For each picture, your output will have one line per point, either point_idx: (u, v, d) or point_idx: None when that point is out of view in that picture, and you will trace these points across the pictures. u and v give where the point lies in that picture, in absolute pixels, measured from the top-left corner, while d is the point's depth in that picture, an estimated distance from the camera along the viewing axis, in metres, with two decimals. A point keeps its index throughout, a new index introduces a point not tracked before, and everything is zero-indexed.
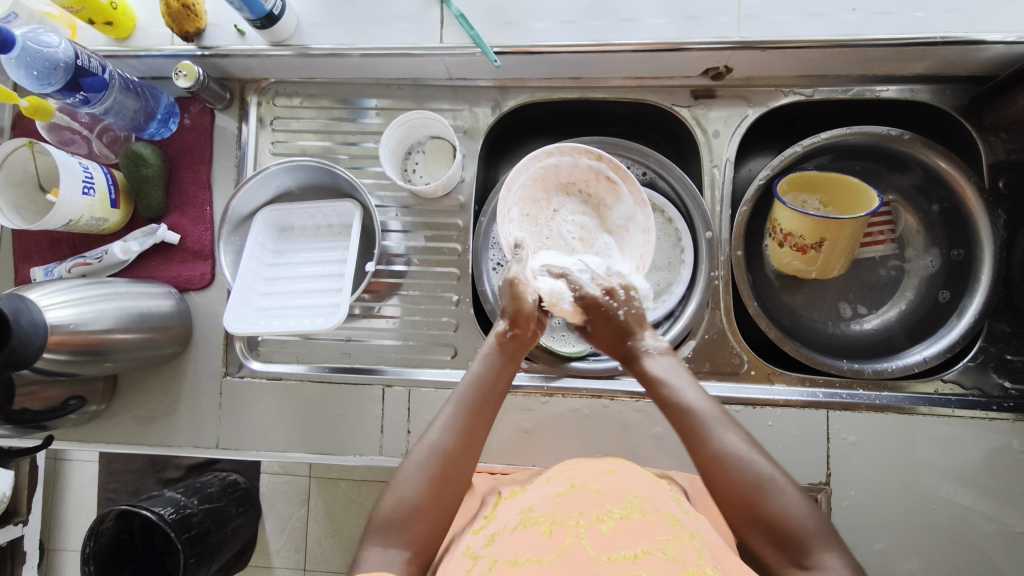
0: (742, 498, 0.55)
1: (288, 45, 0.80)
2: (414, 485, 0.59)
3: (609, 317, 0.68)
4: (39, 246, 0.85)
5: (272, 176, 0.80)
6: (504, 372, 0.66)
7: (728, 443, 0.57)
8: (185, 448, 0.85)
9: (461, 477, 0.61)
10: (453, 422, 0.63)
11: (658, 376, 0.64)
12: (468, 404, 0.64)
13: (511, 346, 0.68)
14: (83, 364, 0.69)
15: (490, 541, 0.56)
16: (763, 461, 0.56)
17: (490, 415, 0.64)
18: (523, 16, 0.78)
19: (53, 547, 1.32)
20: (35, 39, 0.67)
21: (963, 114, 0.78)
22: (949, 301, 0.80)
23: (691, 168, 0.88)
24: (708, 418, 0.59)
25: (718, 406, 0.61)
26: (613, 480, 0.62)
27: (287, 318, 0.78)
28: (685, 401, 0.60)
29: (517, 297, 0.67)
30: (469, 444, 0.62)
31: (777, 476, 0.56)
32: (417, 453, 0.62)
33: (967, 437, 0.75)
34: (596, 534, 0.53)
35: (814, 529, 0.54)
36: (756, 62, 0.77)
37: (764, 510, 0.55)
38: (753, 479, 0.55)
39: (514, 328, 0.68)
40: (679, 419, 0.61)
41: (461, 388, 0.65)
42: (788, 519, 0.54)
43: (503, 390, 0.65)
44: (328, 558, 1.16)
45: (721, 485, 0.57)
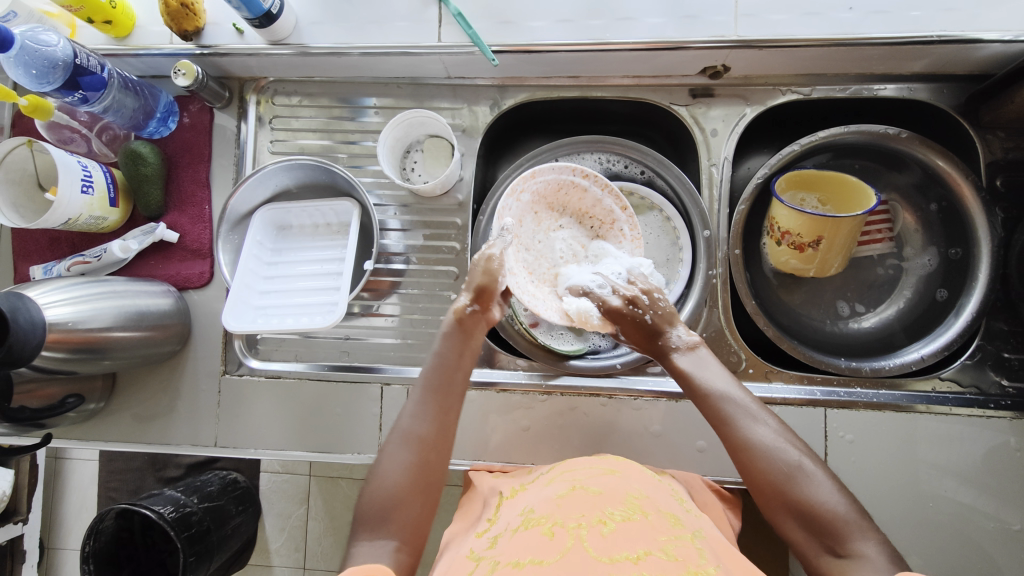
0: (773, 485, 0.57)
1: (287, 44, 0.80)
2: (393, 474, 0.60)
3: (636, 325, 0.70)
4: (38, 245, 0.86)
5: (268, 175, 0.80)
6: (465, 351, 0.68)
7: (757, 432, 0.60)
8: (183, 446, 0.85)
9: (438, 460, 0.62)
10: (421, 407, 0.64)
11: (687, 372, 0.66)
12: (434, 387, 0.65)
13: (470, 323, 0.69)
14: (81, 362, 0.69)
15: (493, 543, 0.57)
16: (792, 449, 0.59)
17: (458, 395, 0.66)
18: (521, 15, 0.78)
19: (53, 546, 1.33)
20: (33, 38, 0.67)
21: (961, 113, 0.78)
22: (947, 299, 0.80)
23: (690, 167, 0.89)
24: (736, 409, 0.62)
25: (752, 400, 0.64)
26: (612, 481, 0.62)
27: (286, 316, 0.78)
28: (719, 393, 0.63)
29: (479, 277, 0.69)
30: (441, 427, 0.64)
31: (805, 463, 0.58)
32: (391, 443, 0.63)
33: (965, 435, 0.75)
34: (597, 536, 0.53)
35: (847, 516, 0.55)
36: (753, 61, 0.77)
37: (795, 497, 0.56)
38: (783, 466, 0.57)
39: (475, 304, 0.69)
40: (710, 413, 0.64)
41: (426, 374, 0.67)
42: (821, 505, 0.55)
43: (466, 370, 0.68)
44: (327, 557, 1.17)
45: (753, 473, 0.59)
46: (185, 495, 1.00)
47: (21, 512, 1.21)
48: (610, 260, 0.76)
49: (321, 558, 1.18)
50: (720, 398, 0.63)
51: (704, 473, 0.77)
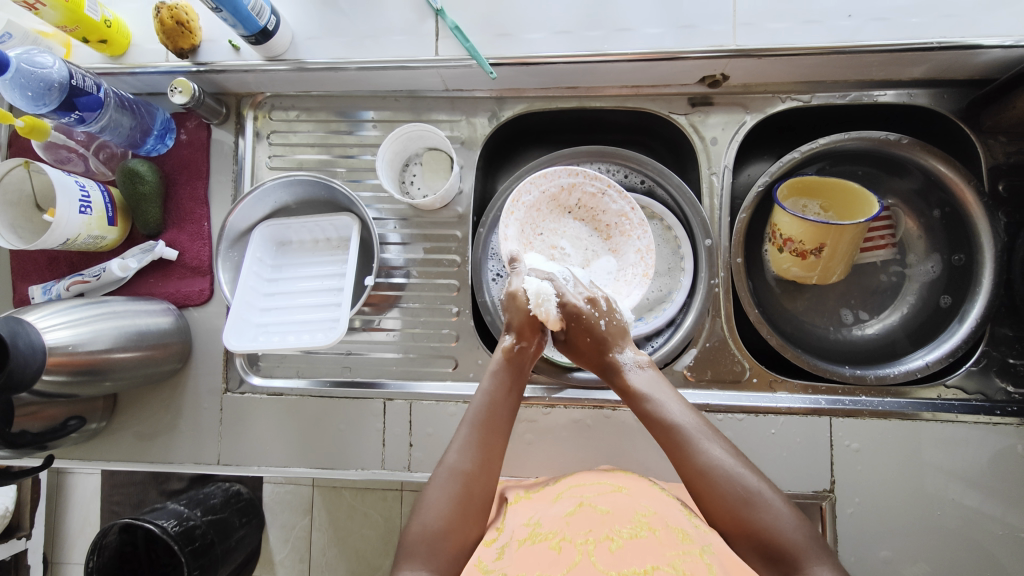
0: (733, 512, 0.56)
1: (284, 59, 0.79)
2: (441, 506, 0.59)
3: (589, 329, 0.69)
4: (36, 265, 0.85)
5: (266, 193, 0.79)
6: (513, 388, 0.68)
7: (713, 456, 0.58)
8: (186, 465, 0.85)
9: (482, 494, 0.60)
10: (468, 440, 0.63)
11: (641, 390, 0.65)
12: (481, 421, 0.64)
13: (518, 360, 0.69)
14: (82, 384, 0.69)
15: (499, 556, 0.55)
16: (749, 473, 0.57)
17: (502, 430, 0.65)
18: (518, 27, 0.78)
19: (56, 561, 1.33)
20: (29, 60, 0.67)
21: (961, 118, 0.78)
22: (951, 305, 0.80)
23: (690, 175, 0.88)
24: (691, 432, 0.60)
25: (703, 421, 0.62)
26: (622, 498, 0.62)
27: (287, 334, 0.77)
28: (672, 414, 0.62)
29: (518, 312, 0.70)
30: (486, 460, 0.62)
31: (763, 490, 0.57)
32: (436, 477, 0.61)
33: (972, 443, 0.75)
34: (604, 551, 0.53)
35: (805, 544, 0.54)
36: (752, 70, 0.77)
37: (755, 525, 0.55)
38: (742, 493, 0.56)
39: (520, 340, 0.69)
40: (664, 436, 0.61)
41: (472, 408, 0.66)
42: (780, 534, 0.54)
43: (512, 406, 0.66)
44: (332, 567, 1.17)
45: (710, 500, 0.57)
46: (188, 508, 1.00)
47: (25, 526, 1.23)
48: (603, 275, 0.79)
49: (326, 569, 1.17)
50: (674, 420, 0.61)
51: None
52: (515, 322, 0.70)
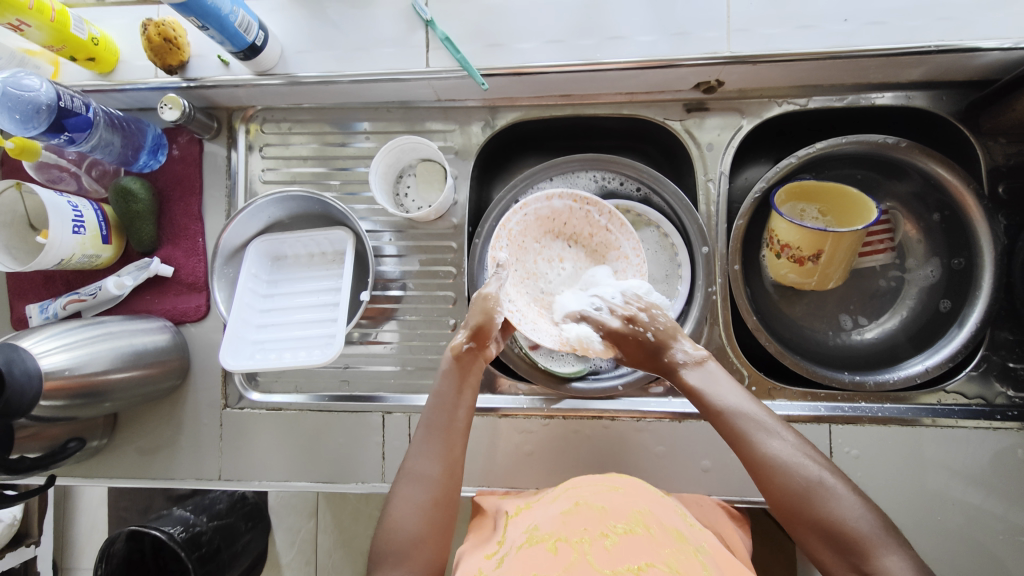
0: (791, 501, 0.56)
1: (274, 74, 0.79)
2: (408, 513, 0.59)
3: (638, 343, 0.69)
4: (33, 283, 0.85)
5: (259, 209, 0.79)
6: (466, 388, 0.66)
7: (772, 447, 0.58)
8: (188, 481, 0.85)
9: (447, 498, 0.60)
10: (428, 446, 0.63)
11: (698, 387, 0.65)
12: (438, 425, 0.64)
13: (467, 360, 0.67)
14: (80, 406, 0.69)
15: (499, 562, 0.55)
16: (810, 461, 0.57)
17: (461, 431, 0.64)
18: (509, 37, 0.77)
19: (66, 567, 1.33)
20: (17, 84, 0.67)
21: (959, 119, 0.77)
22: (950, 310, 0.79)
23: (687, 181, 0.87)
24: (748, 425, 0.60)
25: (765, 411, 0.62)
26: (618, 498, 0.62)
27: (284, 351, 0.77)
28: (731, 408, 0.61)
29: (479, 314, 0.66)
30: (447, 464, 0.62)
31: (825, 478, 0.56)
32: (400, 483, 0.61)
33: (974, 447, 0.75)
34: (601, 550, 0.52)
35: (870, 532, 0.53)
36: (747, 75, 0.76)
37: (814, 514, 0.54)
38: (802, 482, 0.55)
39: (471, 341, 0.67)
40: (723, 429, 0.62)
41: (428, 412, 0.65)
42: (842, 522, 0.53)
43: (468, 405, 0.66)
44: (338, 570, 1.17)
45: (769, 489, 0.57)
46: (195, 513, 1.02)
47: (34, 534, 1.24)
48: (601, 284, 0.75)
49: (332, 570, 1.18)
50: (732, 413, 0.61)
51: (711, 492, 0.77)
52: (470, 322, 0.67)
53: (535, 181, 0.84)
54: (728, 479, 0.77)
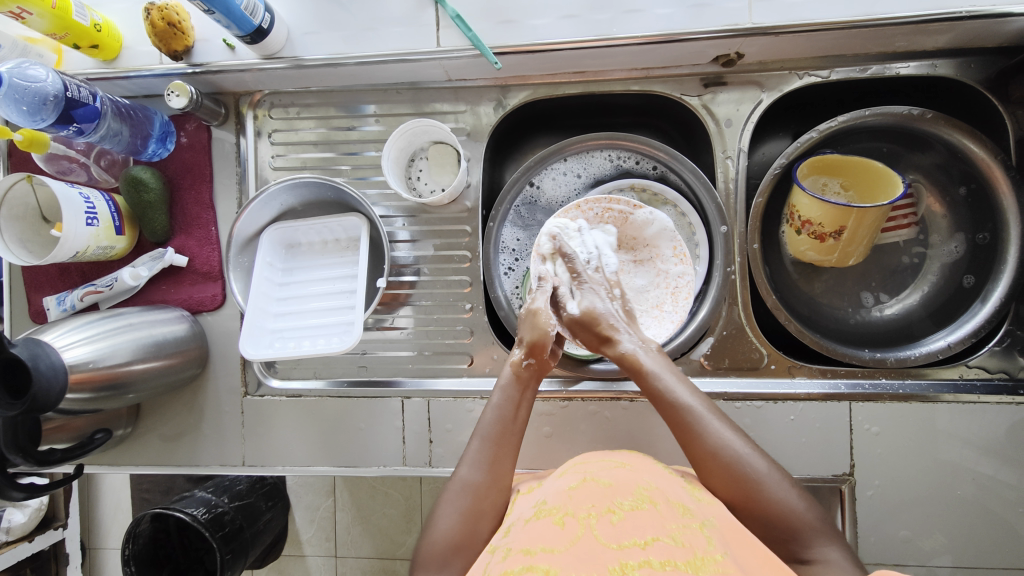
0: (740, 494, 0.55)
1: (280, 58, 0.77)
2: (456, 518, 0.58)
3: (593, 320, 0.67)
4: (48, 275, 0.85)
5: (271, 197, 0.78)
6: (522, 403, 0.65)
7: (723, 441, 0.57)
8: (211, 467, 0.86)
9: (492, 509, 0.59)
10: (480, 457, 0.62)
11: (651, 369, 0.63)
12: (494, 437, 0.62)
13: (527, 377, 0.66)
14: (105, 399, 0.69)
15: (506, 534, 0.54)
16: (758, 455, 0.56)
17: (516, 447, 0.63)
18: (521, 13, 0.74)
19: (92, 547, 1.37)
20: (21, 74, 0.65)
21: (987, 88, 0.74)
22: (974, 286, 0.78)
23: (705, 159, 0.86)
24: (698, 417, 0.58)
25: (708, 402, 0.61)
26: (624, 473, 0.58)
27: (303, 339, 0.78)
28: (680, 398, 0.60)
29: (535, 330, 0.66)
30: (497, 474, 0.61)
31: (771, 471, 0.56)
32: (446, 491, 0.60)
33: (994, 420, 0.74)
34: (607, 525, 0.50)
35: (811, 521, 0.54)
36: (767, 47, 0.74)
37: (760, 505, 0.54)
38: (750, 474, 0.55)
39: (530, 358, 0.66)
40: (671, 422, 0.60)
41: (484, 423, 0.64)
42: (785, 513, 0.54)
43: (524, 422, 0.65)
44: (358, 545, 1.20)
45: (717, 483, 0.56)
46: (215, 495, 1.03)
47: (60, 517, 1.26)
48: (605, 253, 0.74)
49: (351, 547, 1.21)
50: (683, 402, 0.59)
51: None
52: (525, 339, 0.67)
53: (549, 161, 0.82)
54: None
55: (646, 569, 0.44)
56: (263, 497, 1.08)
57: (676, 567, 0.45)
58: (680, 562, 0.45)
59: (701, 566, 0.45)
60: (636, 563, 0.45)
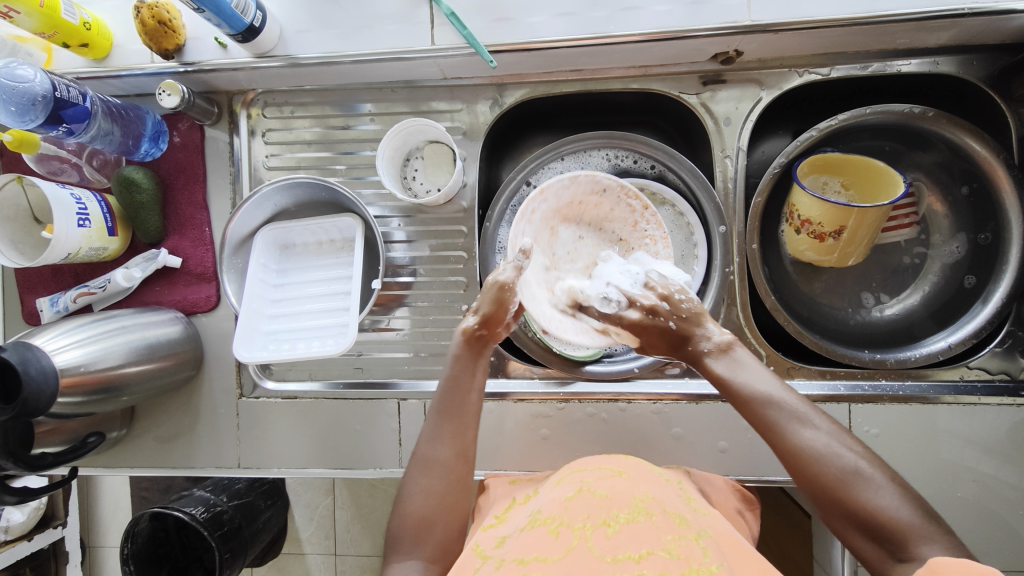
0: (827, 493, 0.51)
1: (273, 56, 0.76)
2: (426, 493, 0.57)
3: (660, 332, 0.63)
4: (41, 276, 0.84)
5: (265, 198, 0.77)
6: (478, 371, 0.63)
7: (806, 438, 0.52)
8: (207, 468, 0.86)
9: (460, 483, 0.59)
10: (439, 430, 0.60)
11: (723, 377, 0.59)
12: (447, 410, 0.61)
13: (478, 345, 0.64)
14: (97, 402, 0.68)
15: (500, 542, 0.53)
16: (846, 450, 0.51)
17: (472, 415, 0.61)
18: (517, 11, 0.73)
19: (92, 545, 1.37)
20: (9, 75, 0.64)
21: (989, 85, 0.73)
22: (975, 286, 0.77)
23: (704, 157, 0.85)
24: (781, 415, 0.54)
25: (798, 397, 0.56)
26: (620, 483, 0.58)
27: (297, 341, 0.77)
28: (760, 396, 0.56)
29: (493, 302, 0.62)
30: (457, 446, 0.60)
31: (863, 466, 0.50)
32: (411, 469, 0.59)
33: (995, 422, 0.74)
34: (602, 537, 0.50)
35: (912, 522, 0.47)
36: (766, 45, 0.72)
37: (849, 503, 0.49)
38: (838, 471, 0.50)
39: (482, 327, 0.63)
40: (754, 421, 0.56)
41: (438, 396, 0.62)
42: (882, 513, 0.48)
43: (479, 390, 0.63)
44: (358, 544, 1.20)
45: (803, 481, 0.52)
46: (214, 494, 1.02)
47: (60, 516, 1.26)
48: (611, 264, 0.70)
49: (351, 545, 1.21)
50: (765, 401, 0.55)
51: (727, 472, 0.77)
52: (482, 308, 0.63)
53: (546, 161, 0.81)
54: (746, 459, 0.76)
55: None
56: (262, 496, 1.07)
57: None
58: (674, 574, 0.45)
59: None
60: None
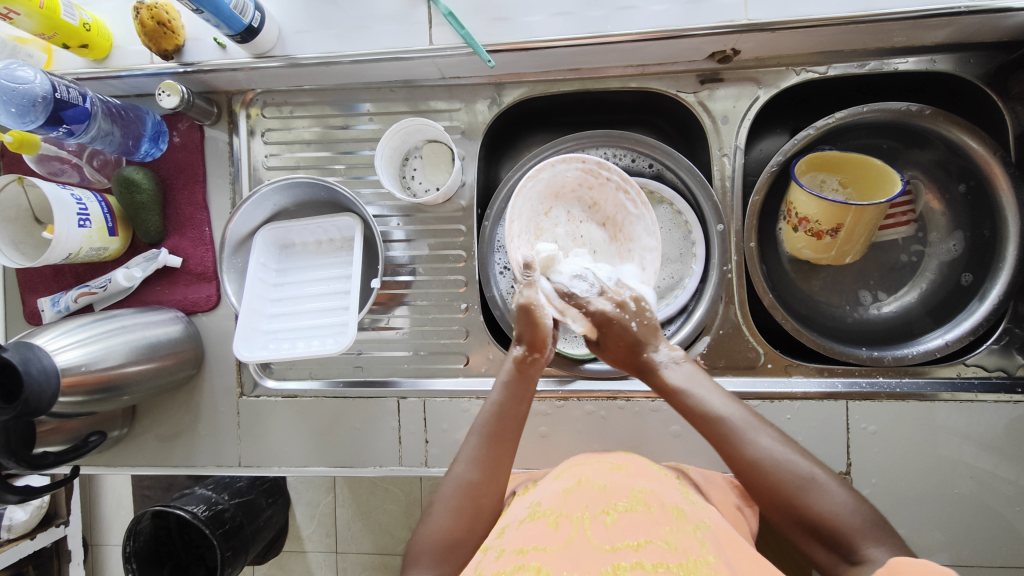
0: (783, 497, 0.53)
1: (272, 56, 0.77)
2: (452, 514, 0.58)
3: (620, 334, 0.64)
4: (43, 277, 0.85)
5: (264, 197, 0.78)
6: (524, 398, 0.63)
7: (763, 446, 0.55)
8: (208, 467, 0.86)
9: (490, 505, 0.59)
10: (475, 453, 0.61)
11: (679, 387, 0.61)
12: (489, 434, 0.61)
13: (528, 370, 0.63)
14: (99, 401, 0.69)
15: (500, 534, 0.53)
16: (800, 458, 0.54)
17: (512, 441, 0.61)
18: (515, 10, 0.74)
19: (94, 543, 1.37)
20: (9, 76, 0.65)
21: (986, 83, 0.73)
22: (972, 284, 0.78)
23: (701, 156, 0.85)
24: (737, 426, 0.57)
25: (750, 411, 0.59)
26: (619, 475, 0.58)
27: (298, 340, 0.77)
28: (715, 409, 0.58)
29: (530, 327, 0.63)
30: (493, 471, 0.60)
31: (816, 472, 0.54)
32: (444, 488, 0.60)
33: (991, 418, 0.74)
34: (600, 527, 0.51)
35: (861, 523, 0.51)
36: (763, 44, 0.73)
37: (808, 509, 0.52)
38: (795, 478, 0.53)
39: (532, 352, 0.63)
40: (709, 433, 0.58)
41: (480, 419, 0.62)
42: (836, 517, 0.51)
43: (522, 418, 0.63)
44: (358, 541, 1.21)
45: (762, 492, 0.55)
46: (216, 492, 1.03)
47: (62, 514, 1.26)
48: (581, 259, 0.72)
49: (352, 543, 1.21)
50: (718, 413, 0.58)
51: (725, 469, 0.77)
52: (522, 336, 0.64)
53: (545, 160, 0.82)
54: None
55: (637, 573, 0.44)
56: (263, 494, 1.08)
57: (668, 569, 0.44)
58: (671, 565, 0.45)
59: (693, 567, 0.45)
60: (627, 565, 0.45)
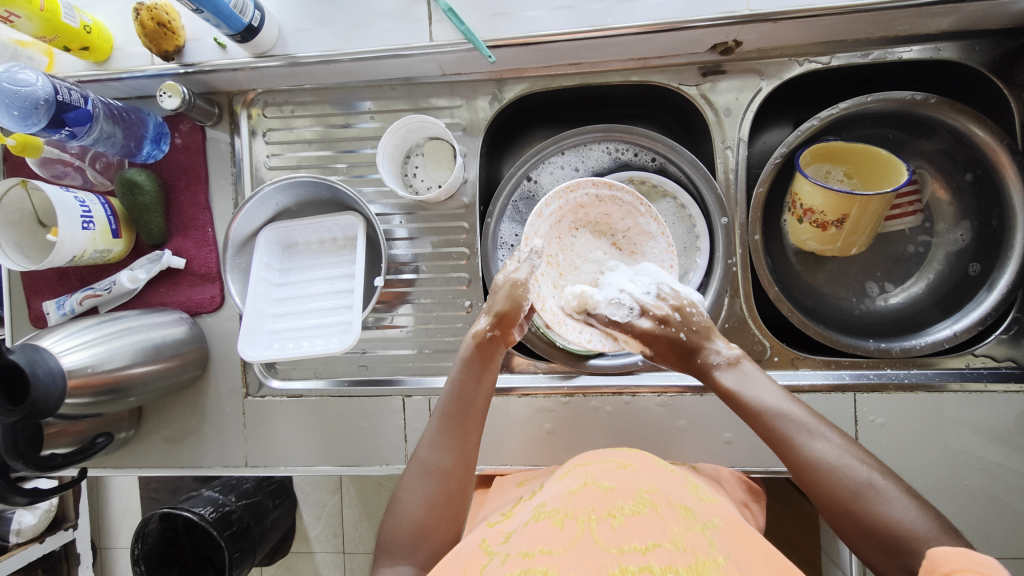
0: (838, 502, 0.52)
1: (273, 55, 0.76)
2: (419, 502, 0.58)
3: (670, 344, 0.64)
4: (47, 280, 0.85)
5: (267, 197, 0.78)
6: (484, 378, 0.63)
7: (817, 451, 0.54)
8: (215, 468, 0.86)
9: (458, 489, 0.59)
10: (441, 436, 0.61)
11: (733, 388, 0.61)
12: (452, 415, 0.61)
13: (489, 347, 0.64)
14: (105, 403, 0.69)
15: (505, 537, 0.53)
16: (859, 464, 0.52)
17: (476, 420, 0.62)
18: (514, 5, 0.73)
19: (102, 546, 1.38)
20: (11, 79, 0.65)
21: (992, 70, 0.73)
22: (979, 273, 0.77)
23: (704, 149, 0.85)
24: (791, 426, 0.56)
25: (806, 411, 0.58)
26: (625, 474, 0.58)
27: (302, 339, 0.77)
28: (769, 410, 0.58)
29: (505, 300, 0.62)
30: (458, 453, 0.60)
31: (876, 480, 0.51)
32: (410, 475, 0.60)
33: (1001, 408, 0.73)
34: (607, 528, 0.51)
35: (926, 534, 0.48)
36: (766, 34, 0.72)
37: (865, 515, 0.50)
38: (851, 484, 0.51)
39: (495, 329, 0.63)
40: (764, 433, 0.58)
41: (443, 400, 0.63)
42: (895, 525, 0.49)
43: (486, 397, 0.63)
44: (365, 541, 1.21)
45: (818, 494, 0.53)
46: (222, 494, 1.03)
47: (70, 518, 1.27)
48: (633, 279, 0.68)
49: (359, 543, 1.21)
50: (773, 412, 0.57)
51: (733, 464, 0.77)
52: (492, 308, 0.64)
53: (547, 154, 0.81)
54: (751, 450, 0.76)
55: (644, 574, 0.44)
56: (269, 495, 1.08)
57: (677, 571, 0.44)
58: (680, 567, 0.44)
59: (702, 568, 0.44)
60: (635, 567, 0.45)
